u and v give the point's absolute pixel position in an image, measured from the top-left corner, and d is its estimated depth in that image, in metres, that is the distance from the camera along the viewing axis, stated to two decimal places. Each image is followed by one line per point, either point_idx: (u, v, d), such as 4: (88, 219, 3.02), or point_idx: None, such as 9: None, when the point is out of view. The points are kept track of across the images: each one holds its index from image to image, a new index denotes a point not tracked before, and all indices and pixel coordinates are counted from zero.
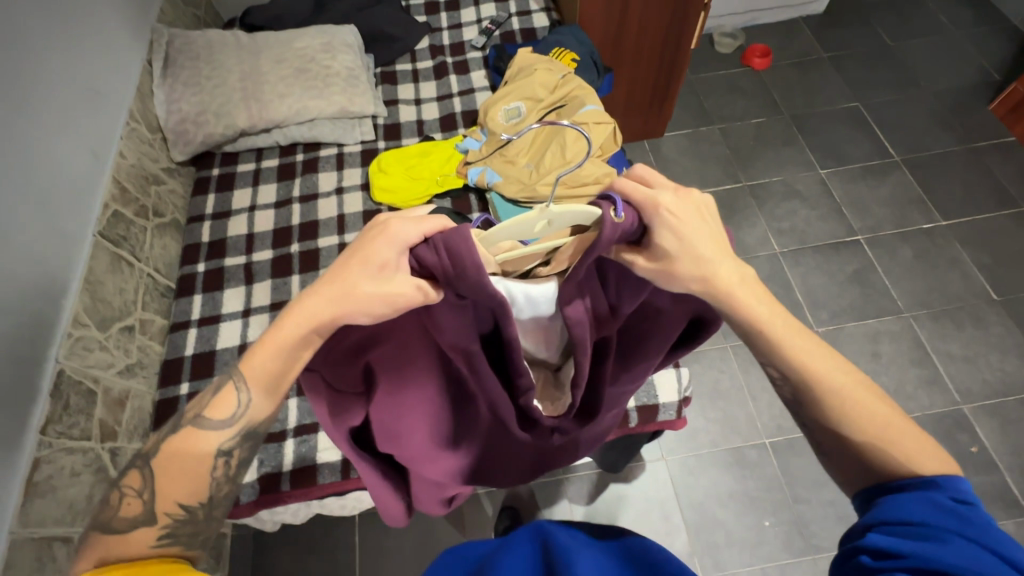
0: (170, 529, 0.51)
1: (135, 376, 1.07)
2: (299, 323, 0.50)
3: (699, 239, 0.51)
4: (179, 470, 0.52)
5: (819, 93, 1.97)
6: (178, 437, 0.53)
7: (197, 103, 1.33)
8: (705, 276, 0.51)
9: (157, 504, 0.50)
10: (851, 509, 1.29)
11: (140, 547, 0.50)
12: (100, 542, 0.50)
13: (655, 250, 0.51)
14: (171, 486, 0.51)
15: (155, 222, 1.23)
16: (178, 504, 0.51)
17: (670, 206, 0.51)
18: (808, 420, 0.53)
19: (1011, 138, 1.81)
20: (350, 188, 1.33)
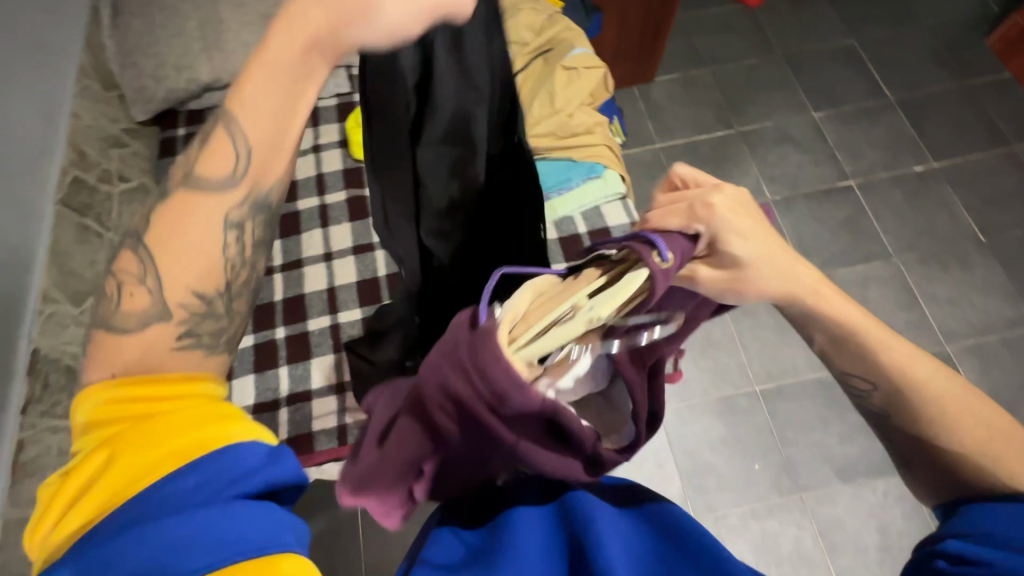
0: (189, 326, 0.43)
1: None
2: (297, 43, 0.40)
3: (761, 236, 0.52)
4: (178, 242, 0.42)
5: (814, 30, 1.88)
6: (171, 207, 0.43)
7: (153, 55, 1.22)
8: (781, 275, 0.52)
9: (166, 293, 0.42)
10: (836, 450, 1.34)
11: (159, 350, 0.43)
12: (106, 341, 0.42)
13: (723, 256, 0.52)
14: (174, 270, 0.41)
15: (121, 188, 1.17)
16: (192, 293, 0.43)
17: (725, 206, 0.51)
18: (889, 429, 0.55)
19: (1005, 74, 1.77)
20: (328, 146, 1.25)
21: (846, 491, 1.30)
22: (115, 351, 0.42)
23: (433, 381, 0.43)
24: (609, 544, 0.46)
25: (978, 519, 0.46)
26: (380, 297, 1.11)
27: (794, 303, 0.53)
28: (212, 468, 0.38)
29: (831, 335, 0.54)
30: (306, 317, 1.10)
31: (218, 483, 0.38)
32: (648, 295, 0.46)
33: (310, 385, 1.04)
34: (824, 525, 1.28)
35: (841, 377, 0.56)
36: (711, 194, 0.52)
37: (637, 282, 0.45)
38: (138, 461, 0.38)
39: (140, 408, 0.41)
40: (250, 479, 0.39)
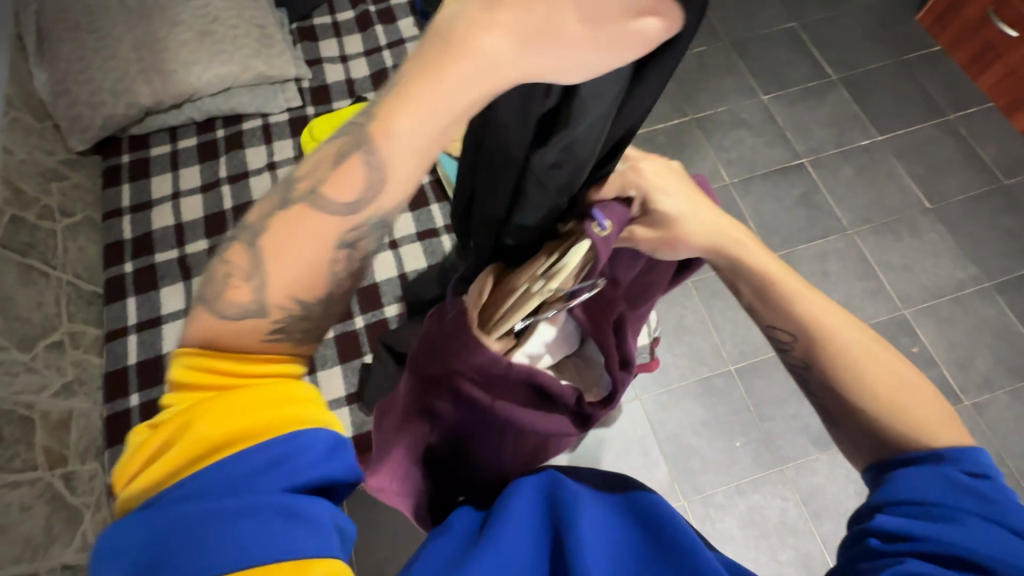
0: (283, 324, 0.38)
1: (75, 394, 0.99)
2: (466, 81, 0.32)
3: (687, 195, 0.55)
4: (289, 240, 0.35)
5: (755, 15, 1.94)
6: (286, 217, 0.35)
7: (88, 81, 1.16)
8: (705, 229, 0.56)
9: (268, 295, 0.36)
10: (811, 420, 1.38)
11: (251, 340, 0.38)
12: (206, 321, 0.38)
13: (653, 214, 0.54)
14: (280, 272, 0.35)
15: (66, 222, 1.11)
16: (293, 298, 0.36)
17: (650, 167, 0.54)
18: (813, 386, 0.56)
19: (937, 48, 1.85)
20: (284, 162, 1.23)
21: (824, 459, 1.35)
22: (212, 329, 0.38)
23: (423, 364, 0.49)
24: (583, 531, 0.45)
25: (903, 484, 0.46)
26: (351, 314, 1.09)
27: (722, 253, 0.57)
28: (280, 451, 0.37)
29: (755, 284, 0.58)
30: None
31: (283, 467, 0.37)
32: (594, 262, 0.48)
33: None
34: (807, 493, 1.32)
35: (769, 331, 0.59)
36: (639, 159, 0.54)
37: (580, 254, 0.46)
38: (218, 427, 0.37)
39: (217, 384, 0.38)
40: (309, 465, 0.38)
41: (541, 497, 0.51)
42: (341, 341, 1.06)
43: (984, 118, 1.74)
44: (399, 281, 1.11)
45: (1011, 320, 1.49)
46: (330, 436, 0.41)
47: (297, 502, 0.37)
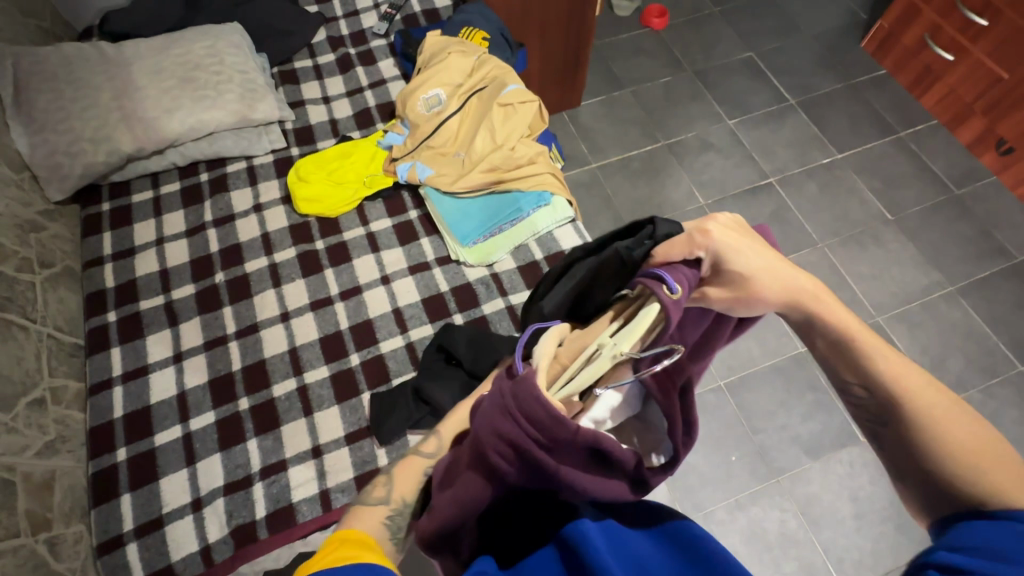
0: (392, 515, 0.57)
1: (57, 453, 0.95)
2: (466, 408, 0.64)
3: (755, 256, 0.53)
4: (405, 478, 0.60)
5: (714, 47, 2.06)
6: (401, 470, 0.61)
7: (67, 131, 1.15)
8: (781, 282, 0.53)
9: (392, 495, 0.59)
10: (802, 430, 1.42)
11: (374, 522, 0.55)
12: (354, 513, 0.57)
13: (722, 272, 0.53)
14: (400, 483, 0.60)
15: (45, 274, 1.08)
16: (402, 495, 0.59)
17: (720, 229, 0.54)
18: (885, 442, 0.51)
19: (882, 71, 2.00)
20: (271, 204, 1.23)
21: (817, 467, 1.38)
22: (363, 515, 0.56)
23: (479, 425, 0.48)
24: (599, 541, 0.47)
25: (969, 532, 0.42)
26: (346, 351, 1.08)
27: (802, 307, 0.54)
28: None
29: (827, 334, 0.53)
30: (270, 384, 1.04)
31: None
32: (665, 325, 0.47)
33: (284, 454, 0.98)
34: (804, 503, 1.34)
35: (839, 385, 0.54)
36: (705, 221, 0.54)
37: (650, 316, 0.47)
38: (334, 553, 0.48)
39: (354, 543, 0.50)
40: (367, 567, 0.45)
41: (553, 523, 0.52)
42: (337, 380, 1.05)
43: (932, 134, 1.87)
44: (393, 316, 1.11)
45: (976, 321, 1.57)
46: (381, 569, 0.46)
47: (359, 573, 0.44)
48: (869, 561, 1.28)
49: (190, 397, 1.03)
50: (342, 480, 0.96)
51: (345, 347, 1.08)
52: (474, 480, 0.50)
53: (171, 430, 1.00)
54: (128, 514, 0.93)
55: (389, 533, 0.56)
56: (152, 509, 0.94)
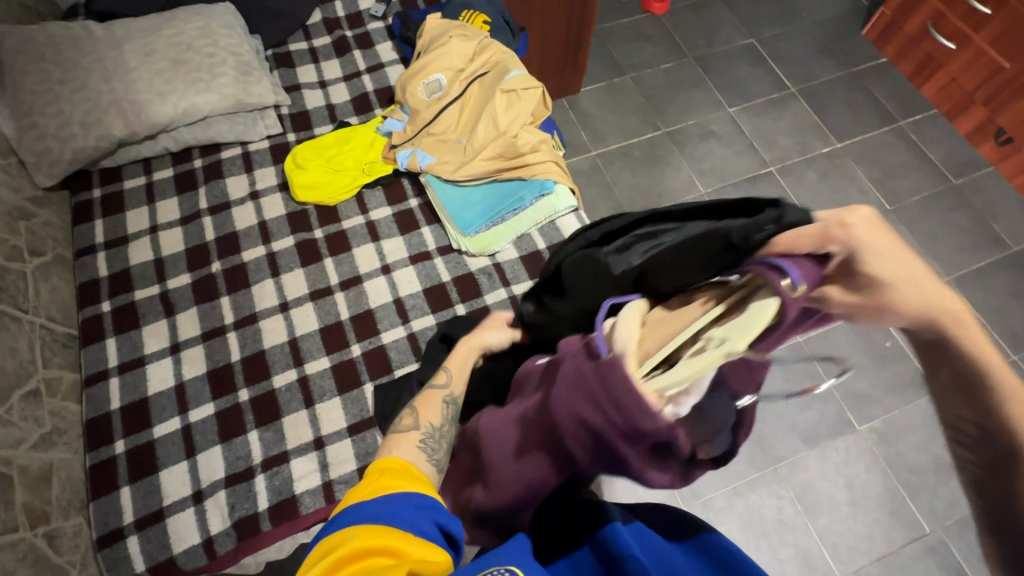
0: (425, 439, 0.61)
1: (54, 445, 0.94)
2: (470, 348, 0.71)
3: (900, 268, 0.40)
4: (427, 406, 0.65)
5: (716, 33, 2.03)
6: (421, 401, 0.66)
7: (55, 114, 1.11)
8: (925, 297, 0.39)
9: (419, 422, 0.63)
10: (799, 419, 1.43)
11: (409, 446, 0.60)
12: (388, 442, 0.61)
13: (845, 275, 0.42)
14: (425, 412, 0.64)
15: (36, 262, 1.05)
16: (429, 422, 0.64)
17: (862, 222, 0.41)
18: (985, 495, 0.36)
19: (883, 59, 1.99)
20: (267, 191, 1.21)
21: (814, 455, 1.39)
22: (399, 442, 0.60)
23: (559, 400, 0.46)
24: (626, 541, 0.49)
25: None
26: (347, 342, 1.06)
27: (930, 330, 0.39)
28: (427, 497, 0.50)
29: (958, 368, 0.38)
30: (269, 375, 1.03)
31: (423, 506, 0.49)
32: (780, 320, 0.42)
33: (285, 446, 0.97)
34: (800, 490, 1.36)
35: (948, 421, 0.39)
36: (847, 211, 0.42)
37: (769, 312, 0.41)
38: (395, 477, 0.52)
39: (395, 463, 0.54)
40: (436, 508, 0.50)
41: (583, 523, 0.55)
42: (338, 371, 1.04)
43: (931, 124, 1.86)
44: (394, 306, 1.09)
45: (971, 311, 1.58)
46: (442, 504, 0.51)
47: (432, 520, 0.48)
48: (863, 546, 1.31)
49: (188, 388, 1.02)
50: (345, 472, 0.96)
51: (346, 338, 1.07)
52: (548, 451, 0.50)
53: (170, 421, 0.99)
54: (127, 507, 0.92)
55: (424, 454, 0.60)
56: (153, 502, 0.93)
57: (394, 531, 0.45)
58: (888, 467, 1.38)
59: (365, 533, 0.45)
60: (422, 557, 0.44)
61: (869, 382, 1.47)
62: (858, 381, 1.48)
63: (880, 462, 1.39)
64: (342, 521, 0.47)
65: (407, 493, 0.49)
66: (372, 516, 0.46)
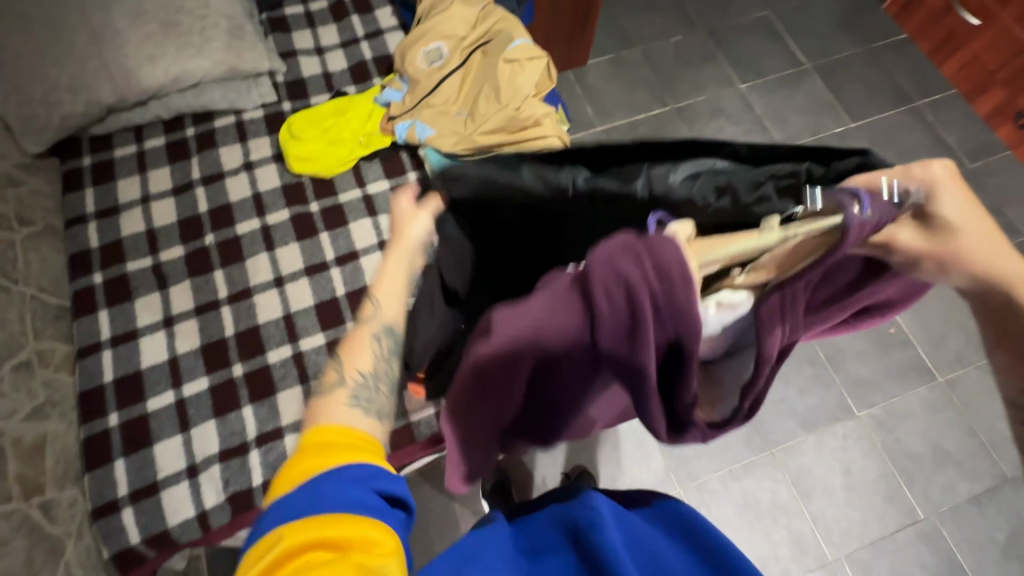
0: (355, 392, 0.56)
1: (48, 417, 0.93)
2: (399, 259, 0.62)
3: (976, 215, 0.44)
4: (354, 350, 0.60)
5: (730, 4, 1.95)
6: (349, 344, 0.61)
7: (40, 78, 1.07)
8: (990, 258, 0.43)
9: (346, 373, 0.58)
10: (798, 404, 1.42)
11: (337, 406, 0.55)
12: (314, 408, 0.56)
13: (920, 214, 0.45)
14: (353, 359, 0.59)
15: (24, 232, 1.03)
16: (357, 370, 0.58)
17: (943, 177, 0.45)
18: None
19: (903, 35, 1.91)
20: (262, 162, 1.17)
21: (811, 440, 1.39)
22: (323, 407, 0.55)
23: (599, 265, 0.40)
24: (608, 525, 0.47)
25: None
26: (342, 319, 1.05)
27: (983, 277, 0.43)
28: (361, 467, 0.47)
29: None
30: (264, 350, 1.02)
31: (359, 479, 0.47)
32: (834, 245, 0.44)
33: (280, 422, 0.97)
34: (796, 474, 1.36)
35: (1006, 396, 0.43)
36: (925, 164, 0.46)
37: (825, 226, 0.44)
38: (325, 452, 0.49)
39: (322, 434, 0.51)
40: (373, 480, 0.48)
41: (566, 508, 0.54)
42: (334, 348, 1.02)
43: (948, 104, 1.80)
44: None
45: None
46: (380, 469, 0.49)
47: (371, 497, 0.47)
48: (856, 530, 1.31)
49: (182, 362, 1.01)
50: None
51: (341, 315, 1.05)
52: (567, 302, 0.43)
53: (163, 395, 0.98)
54: (122, 480, 0.92)
55: (358, 407, 0.55)
56: (147, 475, 0.92)
57: (328, 519, 0.44)
58: (885, 452, 1.38)
59: (297, 530, 0.43)
60: (365, 541, 0.44)
61: (870, 368, 1.46)
62: (860, 366, 1.46)
63: (877, 447, 1.39)
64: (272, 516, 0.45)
65: (338, 469, 0.47)
66: (301, 510, 0.44)
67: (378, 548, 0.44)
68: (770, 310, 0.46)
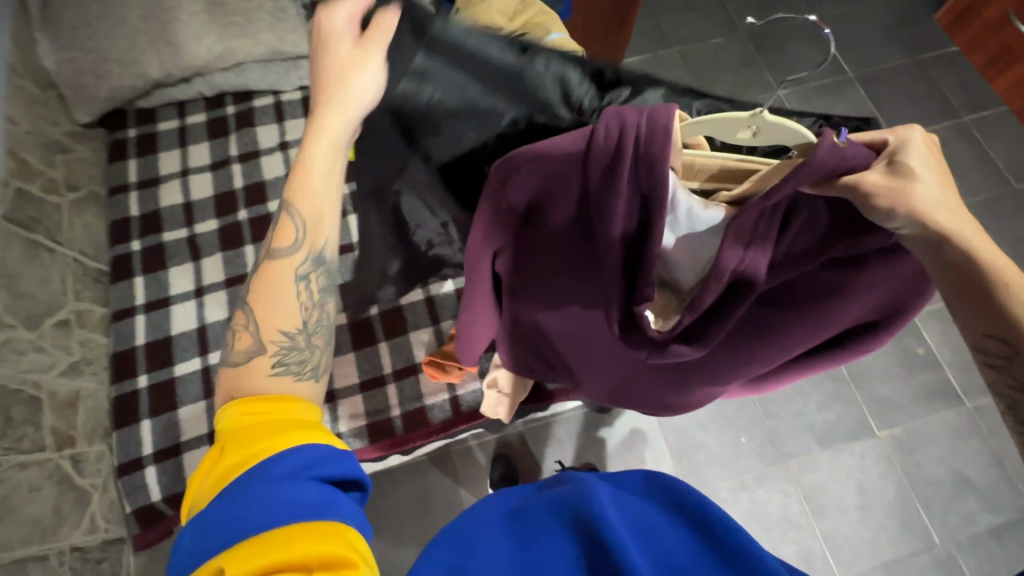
0: (279, 356, 0.49)
1: (82, 374, 0.97)
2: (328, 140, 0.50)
3: (941, 174, 0.41)
4: (272, 291, 0.51)
5: (774, 8, 1.91)
6: (263, 278, 0.51)
7: (94, 51, 1.11)
8: (946, 215, 0.39)
9: (263, 334, 0.49)
10: (816, 418, 1.39)
11: (260, 377, 0.48)
12: (228, 375, 0.50)
13: (893, 161, 0.40)
14: (268, 313, 0.50)
15: (71, 197, 1.08)
16: (279, 330, 0.49)
17: (919, 142, 0.41)
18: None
19: (954, 48, 1.84)
20: (296, 142, 1.20)
21: (827, 456, 1.36)
22: (242, 377, 0.48)
23: (609, 122, 0.40)
24: (612, 516, 0.47)
25: None
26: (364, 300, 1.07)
27: (934, 232, 0.40)
28: (295, 455, 0.43)
29: (979, 277, 0.40)
30: None
31: (295, 470, 0.43)
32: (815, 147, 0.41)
33: None
34: (809, 490, 1.33)
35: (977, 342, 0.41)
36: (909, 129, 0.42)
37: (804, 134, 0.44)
38: (245, 451, 0.44)
39: (250, 420, 0.46)
40: (310, 468, 0.43)
41: (564, 493, 0.53)
42: (355, 328, 1.06)
43: (996, 122, 1.74)
44: None
45: None
46: (318, 451, 0.45)
47: (313, 494, 0.42)
48: (867, 551, 1.29)
49: (209, 332, 1.04)
50: (355, 425, 0.99)
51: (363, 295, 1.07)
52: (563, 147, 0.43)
53: (190, 361, 1.02)
54: (146, 440, 0.96)
55: (286, 373, 0.49)
56: (171, 437, 0.96)
57: (274, 534, 0.40)
58: (904, 476, 1.35)
59: (238, 557, 0.39)
60: (323, 556, 0.39)
61: (895, 388, 1.42)
62: (885, 386, 1.42)
63: (896, 470, 1.35)
64: (207, 541, 0.41)
65: (264, 466, 0.42)
66: (240, 533, 0.40)
67: (337, 558, 0.40)
68: (738, 233, 0.44)
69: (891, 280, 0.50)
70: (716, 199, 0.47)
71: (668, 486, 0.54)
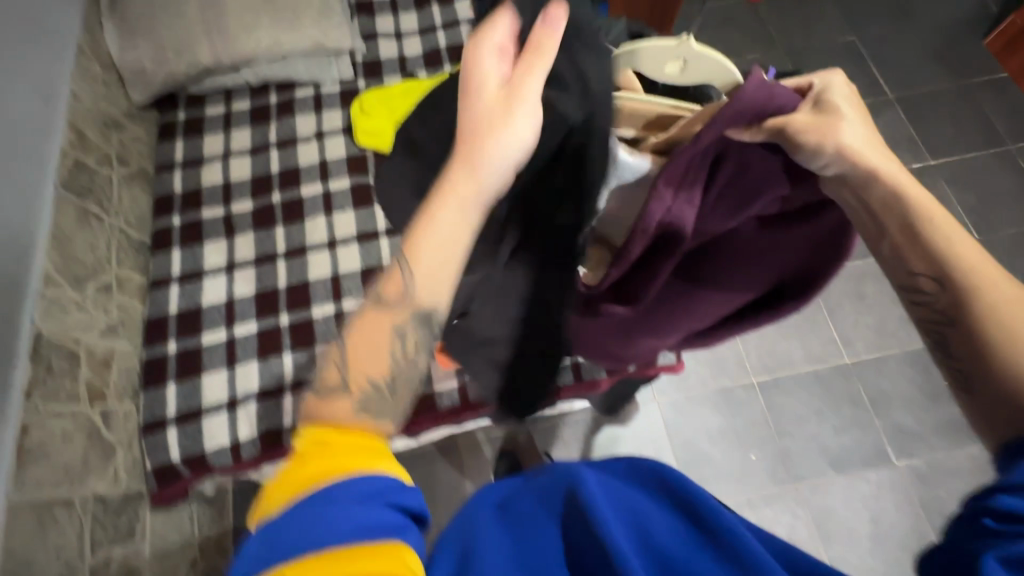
0: (363, 399, 0.46)
1: (118, 335, 1.03)
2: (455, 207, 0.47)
3: (862, 116, 0.47)
4: (371, 336, 0.48)
5: (816, 26, 1.89)
6: (366, 326, 0.49)
7: (155, 38, 1.19)
8: (864, 151, 0.45)
9: (349, 375, 0.47)
10: (832, 442, 1.36)
11: (344, 412, 0.45)
12: (313, 403, 0.47)
13: (817, 103, 0.46)
14: (359, 357, 0.47)
15: (121, 171, 1.15)
16: (367, 377, 0.47)
17: (841, 87, 0.47)
18: (951, 337, 0.46)
19: (1003, 74, 1.79)
20: (332, 132, 1.25)
21: (841, 481, 1.33)
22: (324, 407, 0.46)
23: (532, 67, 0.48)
24: (597, 502, 0.48)
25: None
26: None
27: (862, 167, 0.45)
28: (365, 481, 0.42)
29: (902, 215, 0.46)
30: (310, 305, 1.09)
31: (368, 497, 0.41)
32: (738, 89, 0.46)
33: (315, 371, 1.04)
34: (818, 514, 1.30)
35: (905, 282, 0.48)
36: (833, 76, 0.47)
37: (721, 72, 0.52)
38: (317, 470, 0.42)
39: (326, 443, 0.44)
40: (380, 492, 0.42)
41: (551, 482, 0.54)
42: None
43: None
44: None
45: None
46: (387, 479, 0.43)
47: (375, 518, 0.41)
48: None
49: (237, 306, 1.09)
50: None
51: None
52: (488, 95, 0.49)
53: (216, 332, 1.07)
54: (171, 402, 1.02)
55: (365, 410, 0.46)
56: (194, 402, 1.02)
57: (340, 554, 0.39)
58: (922, 509, 1.30)
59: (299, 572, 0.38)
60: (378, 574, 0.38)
61: (917, 418, 1.38)
62: (907, 416, 1.38)
63: (914, 503, 1.30)
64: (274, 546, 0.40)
65: (337, 487, 0.41)
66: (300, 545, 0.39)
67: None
68: (667, 179, 0.46)
69: (805, 237, 0.54)
70: (646, 146, 0.52)
71: (654, 469, 0.54)
